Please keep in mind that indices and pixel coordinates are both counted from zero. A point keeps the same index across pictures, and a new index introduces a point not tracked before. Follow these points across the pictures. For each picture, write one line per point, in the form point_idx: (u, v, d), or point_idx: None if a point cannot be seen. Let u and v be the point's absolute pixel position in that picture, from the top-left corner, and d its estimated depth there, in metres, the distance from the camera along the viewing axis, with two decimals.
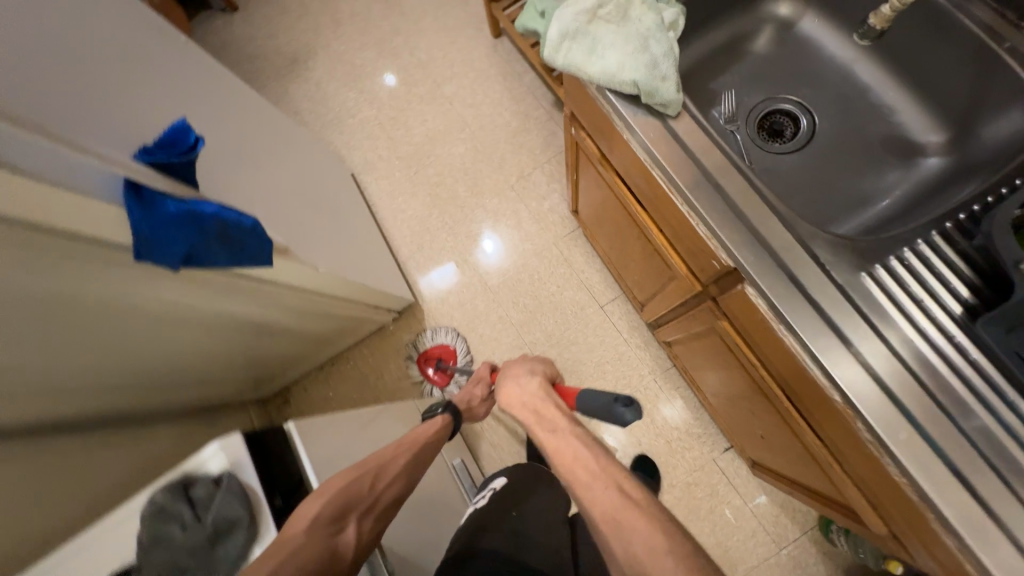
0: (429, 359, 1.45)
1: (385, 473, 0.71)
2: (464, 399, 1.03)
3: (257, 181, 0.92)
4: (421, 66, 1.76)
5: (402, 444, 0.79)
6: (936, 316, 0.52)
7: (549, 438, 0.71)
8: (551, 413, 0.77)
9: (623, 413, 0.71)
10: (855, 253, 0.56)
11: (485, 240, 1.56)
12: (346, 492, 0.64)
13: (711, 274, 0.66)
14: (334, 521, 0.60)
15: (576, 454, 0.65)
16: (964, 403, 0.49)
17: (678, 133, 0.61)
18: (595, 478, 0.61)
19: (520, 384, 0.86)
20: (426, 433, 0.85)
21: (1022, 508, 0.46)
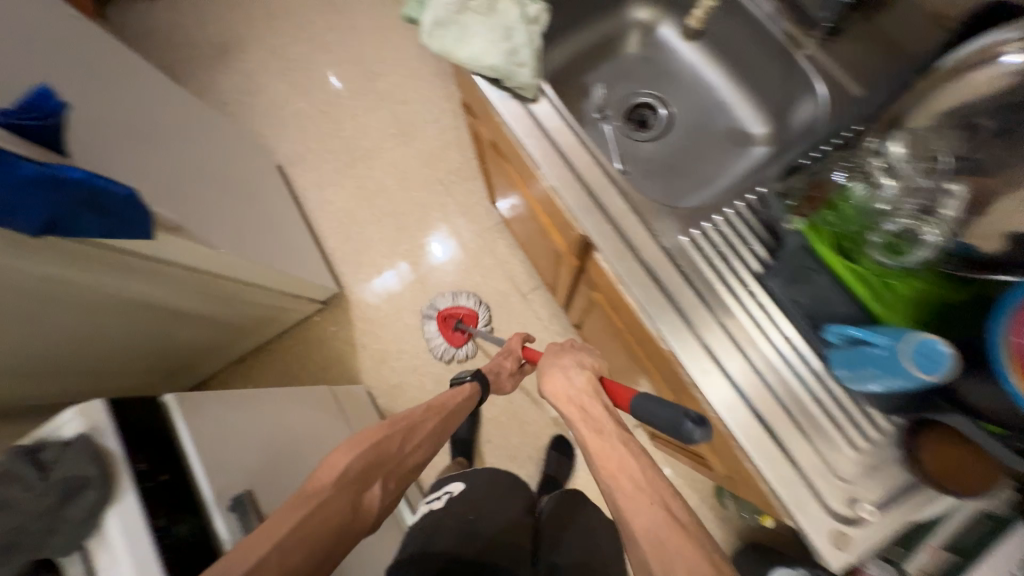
0: (449, 318, 1.45)
1: (412, 441, 0.70)
2: (491, 368, 0.89)
3: (152, 158, 0.91)
4: (353, 61, 1.77)
5: (433, 407, 0.75)
6: (740, 271, 0.59)
7: (594, 438, 0.56)
8: (598, 411, 0.59)
9: (691, 432, 0.51)
10: (680, 217, 0.62)
11: (434, 244, 1.57)
12: (378, 448, 0.66)
13: (574, 245, 0.72)
14: (361, 476, 0.63)
15: (623, 461, 0.52)
16: (757, 344, 0.57)
17: (536, 114, 0.67)
18: (640, 493, 0.49)
19: (568, 374, 0.65)
20: (454, 400, 0.79)
21: (795, 428, 0.54)
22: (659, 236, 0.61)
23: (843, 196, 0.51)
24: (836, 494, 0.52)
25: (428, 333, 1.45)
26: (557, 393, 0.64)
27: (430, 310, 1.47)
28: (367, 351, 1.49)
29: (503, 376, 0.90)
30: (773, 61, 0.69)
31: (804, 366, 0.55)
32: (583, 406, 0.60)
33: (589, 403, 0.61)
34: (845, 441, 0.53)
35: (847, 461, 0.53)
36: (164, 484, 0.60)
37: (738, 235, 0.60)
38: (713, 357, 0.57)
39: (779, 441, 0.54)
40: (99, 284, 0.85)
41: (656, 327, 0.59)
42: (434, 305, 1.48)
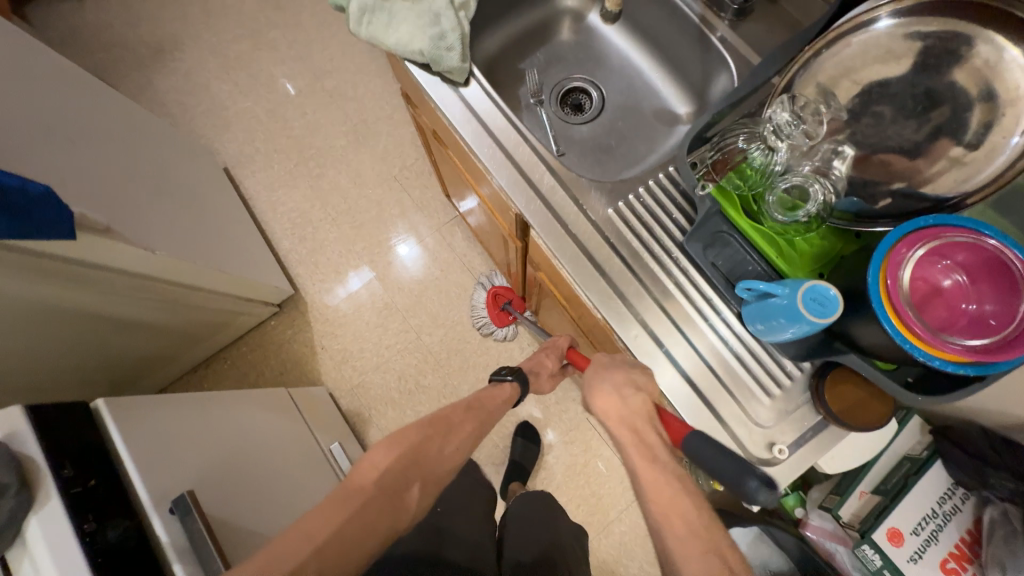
0: (499, 295, 1.38)
1: (450, 439, 0.72)
2: (531, 367, 0.84)
3: (69, 160, 0.86)
4: (300, 59, 1.73)
5: (471, 407, 0.75)
6: (663, 240, 0.62)
7: (648, 468, 0.53)
8: (655, 439, 0.55)
9: (755, 492, 0.47)
10: (606, 191, 0.64)
11: (400, 247, 1.55)
12: (413, 454, 0.67)
13: (515, 226, 0.73)
14: (399, 480, 0.66)
15: (678, 501, 0.50)
16: (681, 308, 0.60)
17: (467, 97, 0.68)
18: (694, 539, 0.48)
19: (623, 393, 0.57)
20: (493, 400, 0.77)
21: (719, 384, 0.58)
22: (588, 210, 0.63)
23: (743, 164, 0.54)
24: (755, 439, 0.56)
25: (476, 303, 1.42)
26: (607, 410, 0.57)
27: (486, 282, 1.43)
28: (327, 352, 1.46)
29: (543, 375, 0.84)
30: (690, 42, 0.73)
31: (724, 322, 0.59)
32: (637, 428, 0.55)
33: (645, 428, 0.55)
34: (763, 388, 0.57)
35: (765, 409, 0.57)
36: (95, 489, 0.58)
37: (661, 205, 0.63)
38: (642, 321, 0.60)
39: (705, 398, 0.57)
40: (20, 294, 0.79)
41: (589, 298, 0.61)
42: (491, 280, 1.44)
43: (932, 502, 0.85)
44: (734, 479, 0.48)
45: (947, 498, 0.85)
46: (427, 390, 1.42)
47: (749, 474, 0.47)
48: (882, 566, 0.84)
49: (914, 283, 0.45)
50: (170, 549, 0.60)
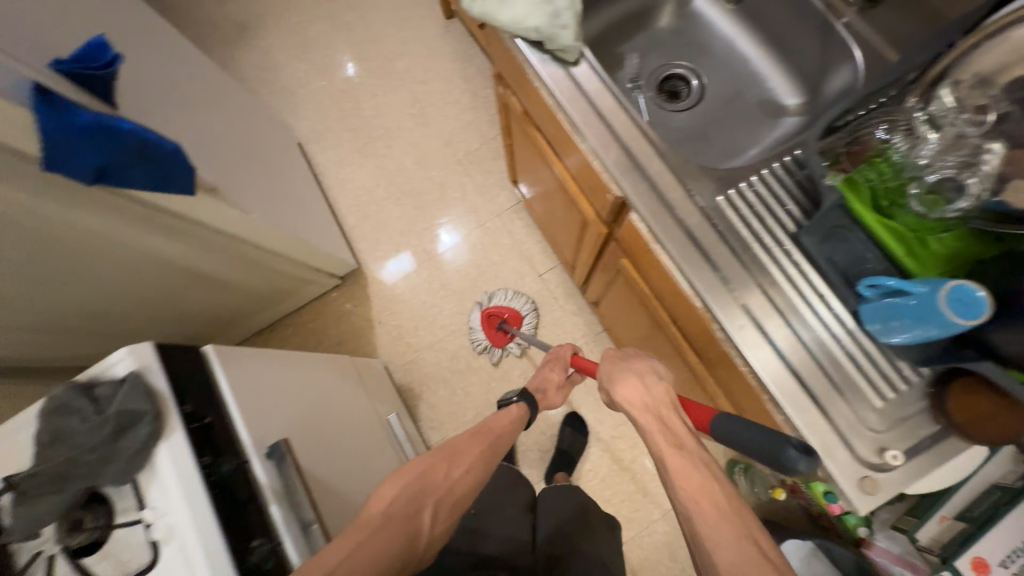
0: (493, 316, 1.42)
1: (459, 463, 0.67)
2: (537, 384, 0.87)
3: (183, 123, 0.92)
4: (373, 41, 1.78)
5: (478, 432, 0.72)
6: (773, 230, 0.60)
7: (673, 454, 0.53)
8: (678, 426, 0.56)
9: (794, 462, 0.49)
10: (715, 178, 0.63)
11: (442, 234, 1.57)
12: (423, 478, 0.64)
13: (608, 210, 0.72)
14: (409, 509, 0.61)
15: (706, 484, 0.49)
16: (792, 302, 0.58)
17: (576, 76, 0.68)
18: (726, 520, 0.47)
19: (646, 382, 0.61)
20: (501, 424, 0.75)
21: (828, 383, 0.56)
22: (695, 196, 0.62)
23: (883, 154, 0.52)
24: (865, 443, 0.54)
25: (472, 325, 1.44)
26: (631, 399, 0.60)
27: (479, 303, 1.45)
28: (384, 327, 1.50)
29: (550, 389, 0.87)
30: (811, 31, 0.70)
31: (835, 320, 0.57)
32: (660, 415, 0.57)
33: (668, 415, 0.57)
34: (875, 392, 0.55)
35: (875, 413, 0.54)
36: (210, 426, 0.62)
37: (774, 194, 0.61)
38: (747, 311, 0.59)
39: (813, 397, 0.56)
40: (136, 242, 0.86)
41: (691, 283, 0.61)
42: (486, 300, 1.46)
43: None
44: (770, 452, 0.50)
45: None
46: (478, 372, 1.44)
47: (782, 442, 0.50)
48: None
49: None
50: (265, 491, 0.63)
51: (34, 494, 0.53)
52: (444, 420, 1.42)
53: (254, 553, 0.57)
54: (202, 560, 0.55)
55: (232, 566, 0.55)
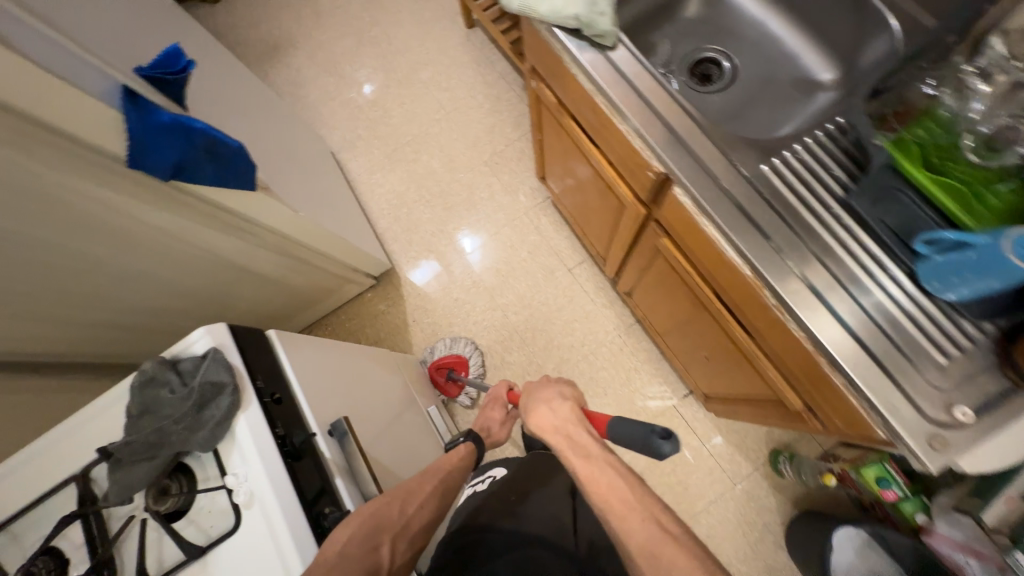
0: (438, 368, 1.42)
1: (413, 498, 0.69)
2: (482, 424, 1.02)
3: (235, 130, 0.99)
4: (399, 52, 1.86)
5: (428, 470, 0.75)
6: (820, 195, 0.61)
7: (582, 464, 0.66)
8: (583, 438, 0.70)
9: (659, 446, 0.61)
10: (758, 148, 0.65)
11: (463, 240, 1.61)
12: (377, 516, 0.62)
13: (649, 188, 0.75)
14: (366, 547, 0.59)
15: (614, 485, 0.62)
16: (845, 264, 0.59)
17: (614, 60, 0.71)
18: (631, 509, 0.60)
19: (553, 408, 0.75)
20: (450, 460, 0.79)
21: (887, 340, 0.56)
22: (739, 165, 0.64)
23: (930, 112, 0.54)
24: (931, 400, 0.53)
25: None
26: (543, 426, 0.74)
27: (423, 359, 1.45)
28: (417, 325, 1.54)
29: (494, 426, 1.02)
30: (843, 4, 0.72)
31: (891, 279, 0.57)
32: (568, 434, 0.71)
33: (575, 432, 0.71)
34: (938, 350, 0.55)
35: (939, 372, 0.54)
36: (280, 402, 0.65)
37: (819, 161, 0.63)
38: (800, 276, 0.60)
39: (872, 354, 0.56)
40: (197, 240, 0.92)
41: (741, 250, 0.62)
42: (428, 355, 1.46)
43: None
44: (642, 441, 0.62)
45: None
46: (511, 366, 1.47)
47: (648, 432, 0.62)
48: None
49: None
50: (332, 466, 0.66)
51: (128, 462, 0.57)
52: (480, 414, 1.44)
53: (326, 519, 0.60)
54: (282, 523, 0.58)
55: (311, 531, 0.58)
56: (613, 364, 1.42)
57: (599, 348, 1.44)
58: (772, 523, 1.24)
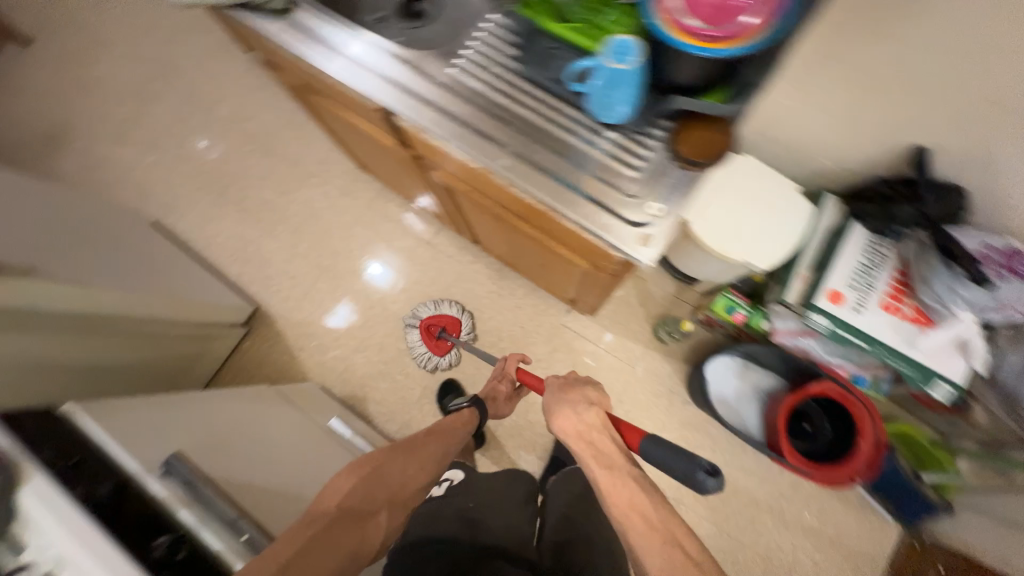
0: (432, 325, 1.43)
1: (413, 461, 0.81)
2: (486, 393, 1.04)
3: None
4: (189, 99, 1.76)
5: (432, 432, 0.88)
6: (500, 73, 0.68)
7: (605, 475, 0.69)
8: (607, 446, 0.73)
9: (703, 482, 0.64)
10: (443, 55, 0.71)
11: (370, 267, 1.55)
12: (373, 476, 0.76)
13: (387, 126, 0.78)
14: (360, 501, 0.73)
15: (633, 498, 0.66)
16: (535, 124, 0.66)
17: (298, 20, 0.76)
18: (653, 530, 0.62)
19: (577, 412, 0.77)
20: (454, 425, 0.92)
21: (584, 172, 0.64)
22: (431, 77, 0.70)
23: None
24: (630, 206, 0.62)
25: (411, 342, 1.43)
26: (568, 428, 0.76)
27: (411, 319, 1.44)
28: (306, 351, 1.51)
29: (499, 400, 1.04)
30: None
31: (575, 120, 0.65)
32: (591, 440, 0.74)
33: (597, 439, 0.74)
34: (627, 166, 0.63)
35: (631, 181, 0.63)
36: None
37: (494, 44, 0.69)
38: (506, 148, 0.66)
39: (575, 189, 0.63)
40: None
41: (456, 146, 0.67)
42: (416, 314, 1.45)
43: (862, 255, 0.94)
44: (687, 474, 0.65)
45: (871, 249, 0.94)
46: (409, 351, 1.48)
47: (693, 467, 0.65)
48: (830, 325, 0.92)
49: (703, 10, 0.52)
50: (172, 501, 0.68)
51: None
52: (396, 408, 1.44)
53: None
54: (97, 568, 0.56)
55: (131, 564, 0.56)
56: (498, 309, 1.47)
57: (481, 301, 1.48)
58: (676, 386, 1.35)
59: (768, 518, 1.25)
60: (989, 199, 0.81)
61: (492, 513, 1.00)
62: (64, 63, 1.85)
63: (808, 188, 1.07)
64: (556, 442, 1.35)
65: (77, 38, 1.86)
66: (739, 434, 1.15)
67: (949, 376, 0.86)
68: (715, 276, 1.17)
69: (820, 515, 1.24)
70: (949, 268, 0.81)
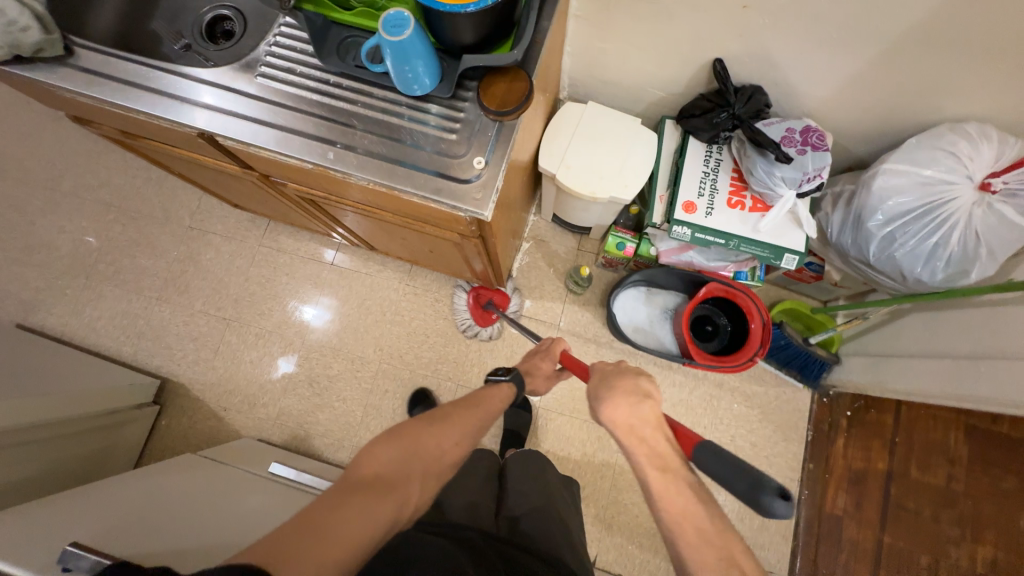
0: (480, 295, 1.39)
1: (454, 435, 0.70)
2: (527, 368, 0.99)
3: None
4: (21, 181, 1.57)
5: (471, 400, 0.77)
6: (308, 73, 0.69)
7: (658, 477, 0.63)
8: (662, 446, 0.66)
9: (771, 504, 0.56)
10: (247, 67, 0.70)
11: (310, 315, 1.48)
12: (411, 445, 0.66)
13: (219, 152, 0.77)
14: (396, 470, 0.63)
15: (685, 509, 0.60)
16: (354, 113, 0.67)
17: (81, 65, 0.71)
18: (707, 544, 0.58)
19: (631, 404, 0.68)
20: (496, 394, 0.82)
21: (411, 147, 0.67)
22: (242, 91, 0.69)
23: None
24: (460, 167, 0.65)
25: (458, 305, 1.41)
26: (619, 420, 0.68)
27: (464, 284, 1.41)
28: (233, 410, 1.43)
29: (538, 375, 0.99)
30: None
31: (391, 101, 0.67)
32: (644, 437, 0.66)
33: (651, 436, 0.66)
34: (447, 132, 0.66)
35: (456, 143, 0.66)
36: None
37: (295, 47, 0.70)
38: (332, 142, 0.67)
39: (408, 164, 0.66)
40: None
41: (285, 152, 0.67)
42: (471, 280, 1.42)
43: (703, 164, 1.05)
44: (751, 496, 0.57)
45: (710, 157, 1.05)
46: (340, 376, 1.44)
47: (760, 489, 0.57)
48: (692, 232, 1.02)
49: None
50: None
51: None
52: (344, 435, 1.40)
53: None
54: None
55: None
56: (419, 309, 1.47)
57: (400, 306, 1.47)
58: (600, 330, 1.42)
59: (705, 420, 1.37)
60: (779, 88, 0.94)
61: (448, 496, 1.02)
62: None
63: (650, 118, 1.17)
64: (505, 416, 1.39)
65: None
66: (656, 353, 1.25)
67: (794, 247, 0.99)
68: (597, 219, 1.26)
69: (747, 402, 1.38)
70: (764, 155, 0.94)
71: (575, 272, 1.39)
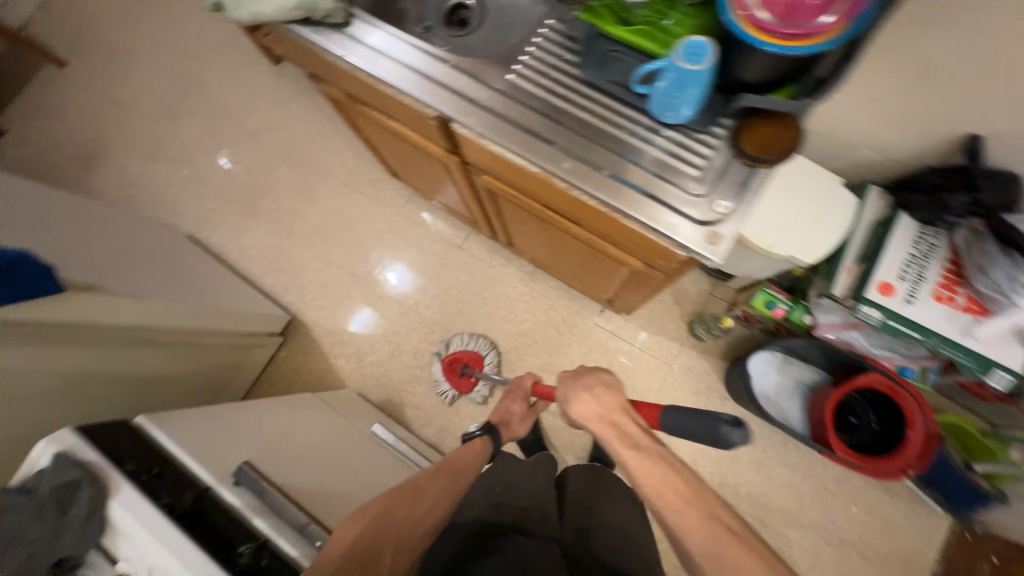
0: (455, 361, 1.41)
1: (422, 501, 0.76)
2: (501, 416, 0.99)
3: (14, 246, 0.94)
4: (217, 113, 1.78)
5: (439, 469, 0.83)
6: (560, 78, 0.69)
7: (634, 456, 0.65)
8: (630, 425, 0.70)
9: (728, 434, 0.63)
10: (500, 63, 0.72)
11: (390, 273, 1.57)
12: (381, 520, 0.70)
13: (442, 134, 0.79)
14: (369, 544, 0.67)
15: (665, 476, 0.62)
16: (597, 127, 0.66)
17: (353, 33, 0.76)
18: (688, 505, 0.60)
19: (595, 396, 0.73)
20: (461, 457, 0.88)
21: (648, 173, 0.64)
22: (490, 83, 0.71)
23: None
24: (697, 206, 0.62)
25: (435, 377, 1.42)
26: (588, 414, 0.72)
27: (439, 352, 1.44)
28: (342, 360, 1.52)
29: (513, 421, 1.00)
30: None
31: (639, 123, 0.66)
32: (614, 422, 0.70)
33: (620, 420, 0.70)
34: (690, 166, 0.64)
35: (695, 181, 0.63)
36: (155, 477, 0.70)
37: (553, 51, 0.70)
38: (569, 151, 0.66)
39: (642, 190, 0.64)
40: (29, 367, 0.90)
41: (520, 153, 0.68)
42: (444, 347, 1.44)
43: (911, 246, 0.94)
44: (711, 435, 0.65)
45: (921, 240, 0.94)
46: None
47: (715, 422, 0.64)
48: (882, 318, 0.92)
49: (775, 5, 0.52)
50: (244, 510, 0.71)
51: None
52: (434, 413, 1.44)
53: (243, 556, 0.66)
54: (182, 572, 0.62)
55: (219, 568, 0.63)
56: (533, 313, 1.47)
57: (515, 304, 1.48)
58: (714, 383, 1.34)
59: (815, 512, 1.24)
60: None
61: None
62: (98, 82, 1.87)
63: (850, 181, 1.07)
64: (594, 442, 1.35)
65: (107, 57, 1.88)
66: (783, 429, 1.14)
67: (1008, 365, 0.87)
68: (753, 271, 1.16)
69: (866, 506, 1.23)
70: (1009, 256, 0.81)
71: (720, 317, 1.31)
